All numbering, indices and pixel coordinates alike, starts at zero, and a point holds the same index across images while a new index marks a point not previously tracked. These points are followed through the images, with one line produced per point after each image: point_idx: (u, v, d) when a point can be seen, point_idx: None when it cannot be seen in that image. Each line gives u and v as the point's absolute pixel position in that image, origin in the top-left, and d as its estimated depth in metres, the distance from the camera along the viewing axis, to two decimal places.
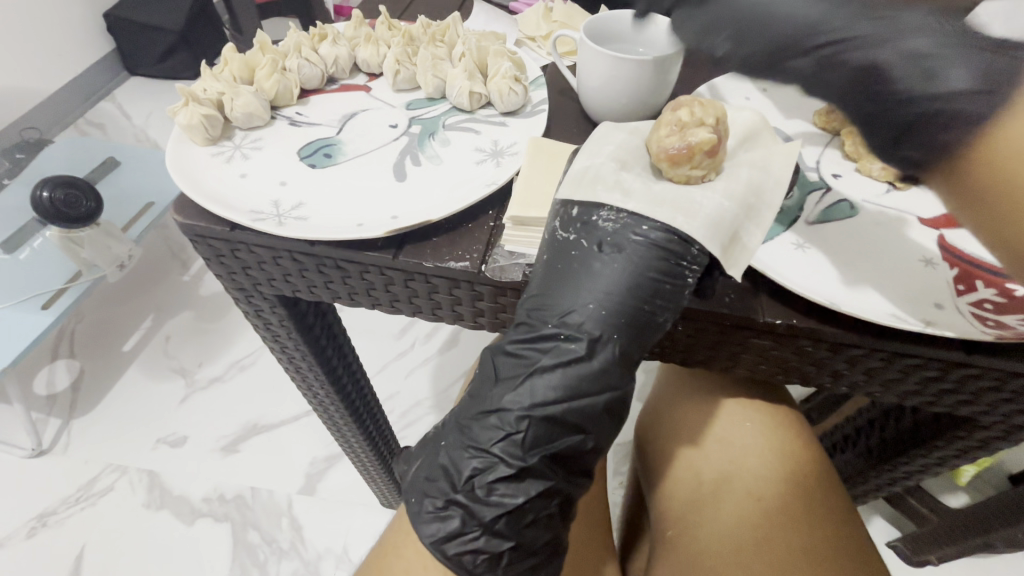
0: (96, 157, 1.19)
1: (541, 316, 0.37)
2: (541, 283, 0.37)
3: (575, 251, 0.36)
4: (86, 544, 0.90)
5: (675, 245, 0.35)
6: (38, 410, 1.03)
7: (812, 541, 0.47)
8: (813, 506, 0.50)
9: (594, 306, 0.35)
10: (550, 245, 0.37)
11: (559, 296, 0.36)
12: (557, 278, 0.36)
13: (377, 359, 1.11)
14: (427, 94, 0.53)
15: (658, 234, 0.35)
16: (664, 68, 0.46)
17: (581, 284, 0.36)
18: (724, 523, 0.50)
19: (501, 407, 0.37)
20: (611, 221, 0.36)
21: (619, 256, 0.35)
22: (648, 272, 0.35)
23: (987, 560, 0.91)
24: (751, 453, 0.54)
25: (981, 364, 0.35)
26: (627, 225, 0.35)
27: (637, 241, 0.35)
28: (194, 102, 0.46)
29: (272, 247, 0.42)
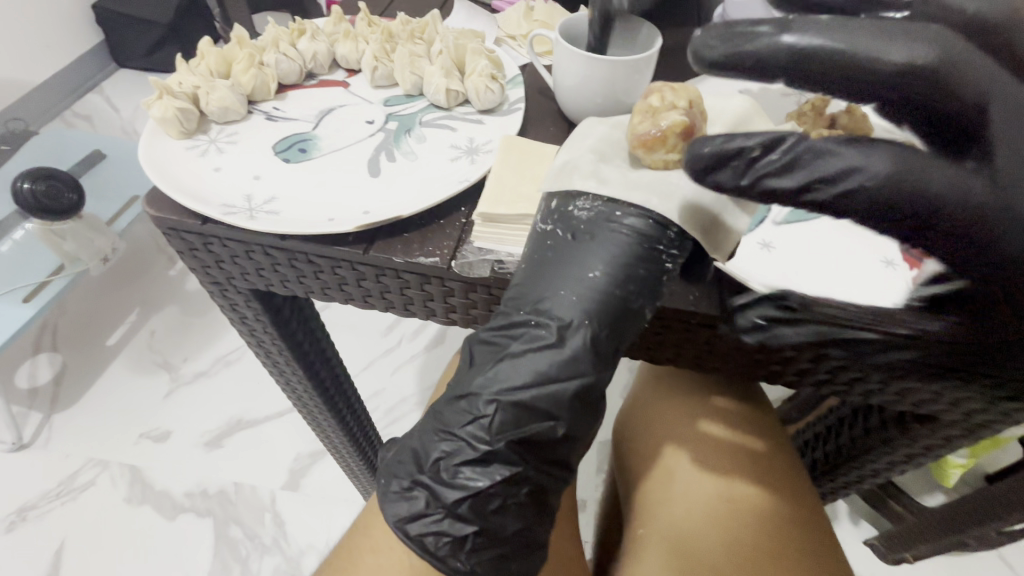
0: (80, 149, 1.18)
1: (517, 303, 0.37)
2: (522, 274, 0.37)
3: (551, 242, 0.37)
4: (66, 539, 0.89)
5: (649, 228, 0.35)
6: (19, 404, 1.03)
7: (776, 542, 0.47)
8: (783, 501, 0.50)
9: (565, 291, 0.36)
10: (532, 235, 0.38)
11: (535, 283, 0.37)
12: (534, 265, 0.37)
13: (362, 356, 1.11)
14: (404, 91, 0.53)
15: (633, 221, 0.35)
16: (637, 69, 0.46)
17: (557, 273, 0.36)
18: (691, 523, 0.50)
19: (472, 391, 0.37)
20: (589, 209, 0.36)
21: (593, 243, 0.36)
22: (619, 259, 0.35)
23: (961, 558, 0.93)
24: (721, 451, 0.54)
25: (937, 362, 0.36)
26: (601, 213, 0.36)
27: (613, 229, 0.35)
28: (168, 95, 0.46)
29: (243, 241, 0.42)
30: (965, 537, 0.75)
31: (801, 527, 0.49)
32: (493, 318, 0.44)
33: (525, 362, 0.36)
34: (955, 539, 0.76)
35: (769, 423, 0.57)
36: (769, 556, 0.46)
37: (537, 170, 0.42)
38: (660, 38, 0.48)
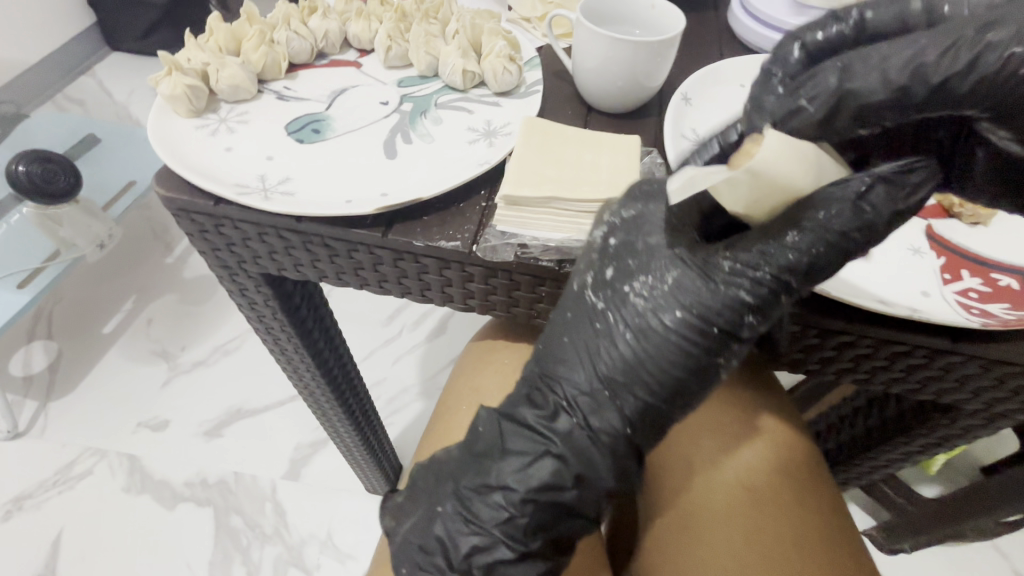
0: (76, 133, 1.16)
1: (553, 388, 0.35)
2: (562, 353, 0.35)
3: (598, 323, 0.33)
4: (64, 529, 0.88)
5: (705, 340, 0.31)
6: (13, 392, 1.01)
7: (797, 553, 0.46)
8: (810, 532, 0.48)
9: (604, 386, 0.33)
10: (576, 305, 0.35)
11: (575, 364, 0.34)
12: (578, 340, 0.34)
13: (363, 345, 1.10)
14: (419, 72, 0.52)
15: (691, 323, 0.31)
16: (659, 52, 0.45)
17: (601, 363, 0.33)
18: (711, 525, 0.48)
19: (506, 485, 0.34)
20: (646, 300, 0.32)
21: (643, 342, 0.32)
22: (665, 369, 0.32)
23: (957, 549, 0.93)
24: (743, 453, 0.52)
25: (966, 353, 0.35)
26: (658, 304, 0.32)
27: (665, 329, 0.32)
28: (178, 71, 0.45)
29: (256, 222, 0.41)
30: (965, 528, 0.75)
31: (822, 539, 0.47)
32: (512, 305, 0.43)
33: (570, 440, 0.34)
34: (956, 530, 0.77)
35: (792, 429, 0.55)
36: (789, 563, 0.45)
37: (559, 152, 0.41)
38: (685, 19, 0.47)
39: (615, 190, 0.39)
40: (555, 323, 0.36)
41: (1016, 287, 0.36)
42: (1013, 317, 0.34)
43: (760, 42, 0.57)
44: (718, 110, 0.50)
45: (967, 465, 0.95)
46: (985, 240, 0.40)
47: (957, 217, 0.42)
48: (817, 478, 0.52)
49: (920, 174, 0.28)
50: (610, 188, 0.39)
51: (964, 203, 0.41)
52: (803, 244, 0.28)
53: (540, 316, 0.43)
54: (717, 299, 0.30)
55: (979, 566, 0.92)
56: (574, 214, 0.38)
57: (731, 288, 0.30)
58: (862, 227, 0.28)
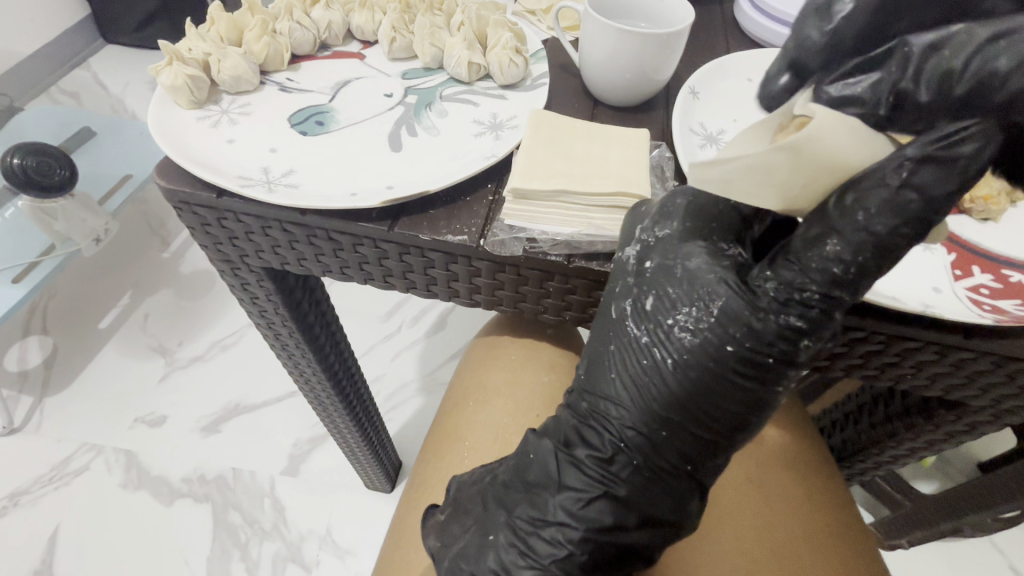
0: (70, 126, 1.14)
1: (603, 424, 0.35)
2: (610, 390, 0.34)
3: (647, 359, 0.32)
4: (60, 525, 0.88)
5: (760, 375, 0.30)
6: (9, 387, 1.00)
7: (808, 555, 0.45)
8: (837, 541, 0.47)
9: (654, 421, 0.33)
10: (619, 336, 0.34)
11: (623, 400, 0.34)
12: (623, 375, 0.34)
13: (362, 341, 1.09)
14: (423, 64, 0.51)
15: (745, 355, 0.30)
16: (668, 45, 0.44)
17: (650, 399, 0.33)
18: (720, 522, 0.47)
19: (561, 521, 0.35)
20: (692, 335, 0.31)
21: (692, 378, 0.31)
22: (719, 403, 0.31)
23: (954, 544, 0.94)
24: (752, 453, 0.52)
25: (976, 349, 0.35)
26: (711, 339, 0.30)
27: (717, 366, 0.30)
28: (178, 61, 0.44)
29: (260, 215, 0.40)
30: (963, 523, 0.76)
31: (833, 540, 0.47)
32: (519, 300, 0.43)
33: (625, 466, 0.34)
34: (954, 525, 0.77)
35: (803, 435, 0.55)
36: (799, 564, 0.45)
37: (568, 146, 0.41)
38: (694, 12, 0.46)
39: (625, 184, 0.38)
40: (598, 350, 0.36)
41: None
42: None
43: (747, 23, 0.58)
44: (725, 104, 0.50)
45: (964, 460, 0.96)
46: (992, 236, 0.40)
47: (967, 213, 0.42)
48: (829, 483, 0.52)
49: (975, 142, 0.23)
50: (619, 182, 0.38)
51: (975, 199, 0.41)
52: (843, 251, 0.26)
53: (548, 312, 0.43)
54: (772, 330, 0.29)
55: (976, 561, 0.92)
56: (580, 208, 0.38)
57: (781, 317, 0.29)
58: (911, 220, 0.25)
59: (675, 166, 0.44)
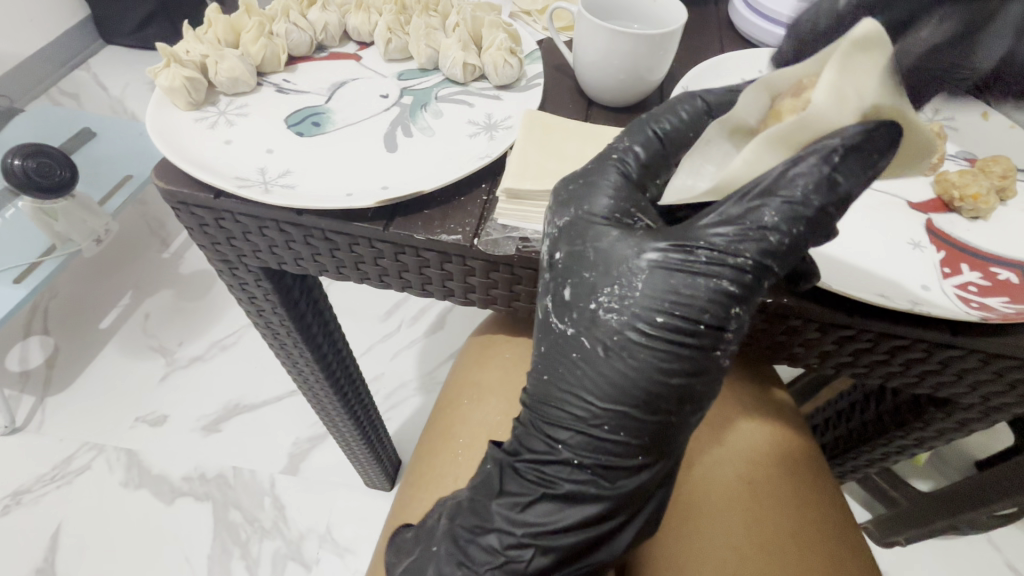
0: (70, 127, 1.15)
1: (545, 421, 0.35)
2: (543, 387, 0.35)
3: (574, 351, 0.33)
4: (62, 523, 0.88)
5: (693, 337, 0.31)
6: (11, 387, 1.01)
7: (784, 563, 0.45)
8: (806, 516, 0.49)
9: (599, 406, 0.33)
10: (550, 331, 0.35)
11: (559, 396, 0.34)
12: (553, 373, 0.34)
13: (362, 340, 1.10)
14: (419, 64, 0.51)
15: (677, 327, 0.31)
16: (661, 45, 0.45)
17: (583, 387, 0.33)
18: (703, 526, 0.47)
19: (528, 522, 0.36)
20: (616, 313, 0.32)
21: (623, 356, 0.32)
22: (652, 369, 0.32)
23: (951, 542, 0.94)
24: (743, 458, 0.52)
25: (965, 346, 0.35)
26: (636, 316, 0.32)
27: (647, 343, 0.31)
28: (176, 63, 0.45)
29: (256, 215, 0.40)
30: (959, 520, 0.76)
31: (814, 551, 0.46)
32: (513, 299, 0.43)
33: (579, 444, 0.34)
34: (948, 522, 0.77)
35: (800, 445, 0.54)
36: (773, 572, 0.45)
37: (561, 146, 0.41)
38: (686, 13, 0.47)
39: None
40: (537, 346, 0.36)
41: (1015, 281, 0.37)
42: (1012, 310, 0.34)
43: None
44: None
45: (960, 458, 0.96)
46: (982, 235, 0.41)
47: (957, 211, 0.42)
48: (821, 494, 0.51)
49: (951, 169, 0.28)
50: None
51: (964, 197, 0.41)
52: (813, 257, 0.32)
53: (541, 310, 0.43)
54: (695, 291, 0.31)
55: (972, 558, 0.92)
56: None
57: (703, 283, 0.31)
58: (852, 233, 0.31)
59: None
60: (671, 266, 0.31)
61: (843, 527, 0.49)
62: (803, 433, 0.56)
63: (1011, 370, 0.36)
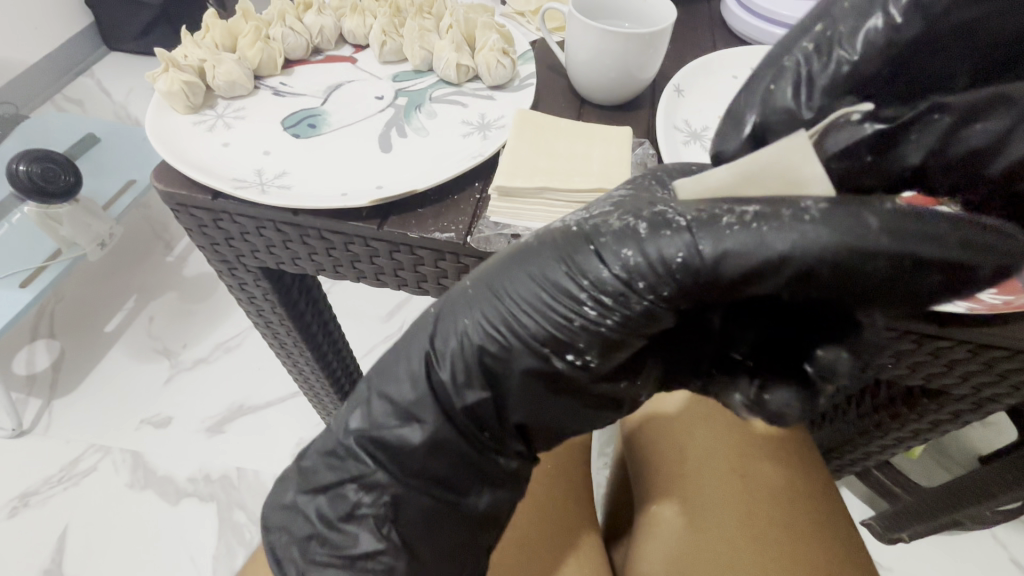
0: (74, 133, 1.16)
1: (482, 314, 0.33)
2: (495, 277, 0.34)
3: (553, 252, 0.32)
4: (69, 525, 0.89)
5: (594, 315, 0.31)
6: (19, 390, 1.02)
7: (776, 561, 0.45)
8: (802, 513, 0.49)
9: (492, 353, 0.33)
10: (479, 273, 0.34)
11: (513, 299, 0.32)
12: (524, 272, 0.33)
13: (363, 342, 1.10)
14: (413, 66, 0.52)
15: (636, 268, 0.30)
16: (652, 44, 0.45)
17: (528, 288, 0.32)
18: (699, 527, 0.48)
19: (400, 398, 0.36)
20: (545, 270, 0.32)
21: (534, 317, 0.32)
22: (548, 345, 0.32)
23: (955, 538, 0.94)
24: (738, 454, 0.52)
25: (954, 337, 0.36)
26: (625, 234, 0.31)
27: (614, 260, 0.30)
28: (174, 68, 0.46)
29: (253, 215, 0.41)
30: (961, 515, 0.76)
31: (808, 549, 0.46)
32: None
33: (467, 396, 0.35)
34: (950, 518, 0.77)
35: (799, 446, 0.54)
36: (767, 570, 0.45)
37: (552, 144, 0.42)
38: (676, 12, 0.47)
39: (606, 181, 0.39)
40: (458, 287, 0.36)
41: None
42: (1000, 301, 0.34)
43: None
44: (711, 102, 0.51)
45: (964, 454, 0.95)
46: None
47: None
48: (819, 494, 0.51)
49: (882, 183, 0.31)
50: (601, 179, 0.39)
51: None
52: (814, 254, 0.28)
53: None
54: (725, 269, 0.28)
55: (977, 554, 0.92)
56: (563, 206, 0.39)
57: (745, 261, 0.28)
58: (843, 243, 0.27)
59: (659, 163, 0.45)
60: (722, 244, 0.28)
61: (840, 527, 0.49)
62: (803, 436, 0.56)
63: (998, 361, 0.37)
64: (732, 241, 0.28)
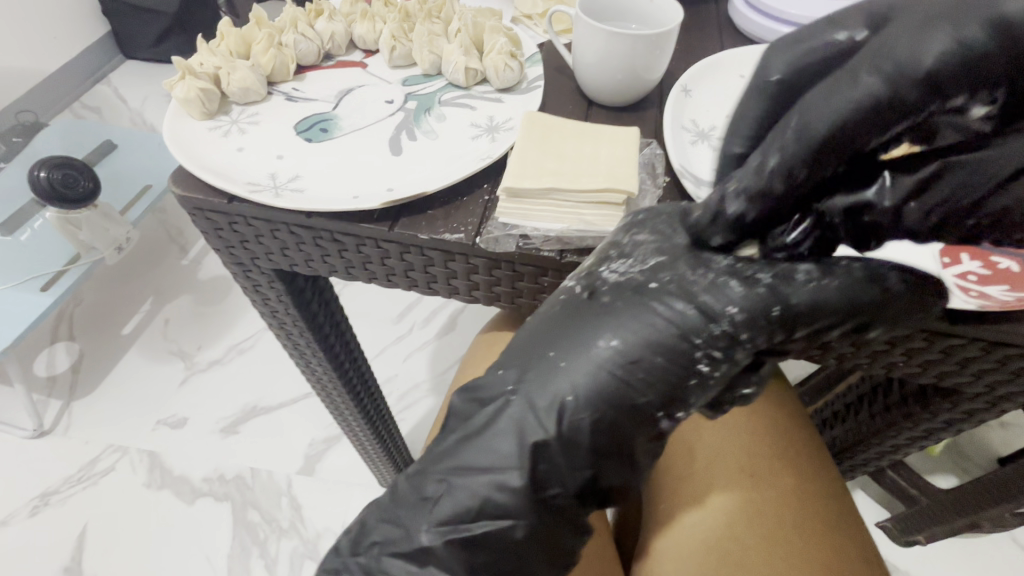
0: (92, 139, 1.19)
1: (550, 370, 0.33)
2: (562, 326, 0.33)
3: (618, 300, 0.33)
4: (89, 524, 0.91)
5: (707, 370, 0.32)
6: (39, 392, 1.04)
7: (796, 551, 0.46)
8: (817, 504, 0.49)
9: (593, 413, 0.32)
10: (554, 335, 0.33)
11: (595, 350, 0.32)
12: (614, 323, 0.33)
13: (375, 343, 1.12)
14: (423, 70, 0.53)
15: (742, 314, 0.31)
16: (657, 45, 0.46)
17: (613, 334, 0.32)
18: (709, 524, 0.48)
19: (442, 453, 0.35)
20: (641, 324, 0.32)
21: (647, 378, 0.32)
22: (663, 407, 0.32)
23: (974, 541, 0.92)
24: (764, 451, 0.53)
25: (966, 334, 0.36)
26: (713, 289, 0.32)
27: (696, 313, 0.32)
28: (190, 76, 0.47)
29: (268, 219, 0.42)
30: (979, 518, 0.74)
31: (827, 540, 0.47)
32: (517, 296, 0.44)
33: (494, 430, 0.33)
34: (970, 520, 0.76)
35: (818, 446, 0.55)
36: (786, 556, 0.45)
37: (560, 145, 0.42)
38: (682, 12, 0.48)
39: (613, 180, 0.39)
40: (534, 339, 0.34)
41: (1016, 270, 0.36)
42: (1012, 297, 0.34)
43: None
44: (721, 100, 0.51)
45: (982, 455, 0.94)
46: None
47: None
48: (837, 491, 0.51)
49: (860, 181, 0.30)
50: (608, 178, 0.39)
51: None
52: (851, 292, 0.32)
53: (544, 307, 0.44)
54: (820, 314, 0.32)
55: (998, 558, 0.90)
56: (571, 205, 0.39)
57: (833, 308, 0.32)
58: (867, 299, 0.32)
59: (666, 162, 0.45)
60: (807, 295, 0.32)
61: (857, 521, 0.50)
62: (814, 434, 0.57)
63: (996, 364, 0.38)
64: (822, 291, 0.32)
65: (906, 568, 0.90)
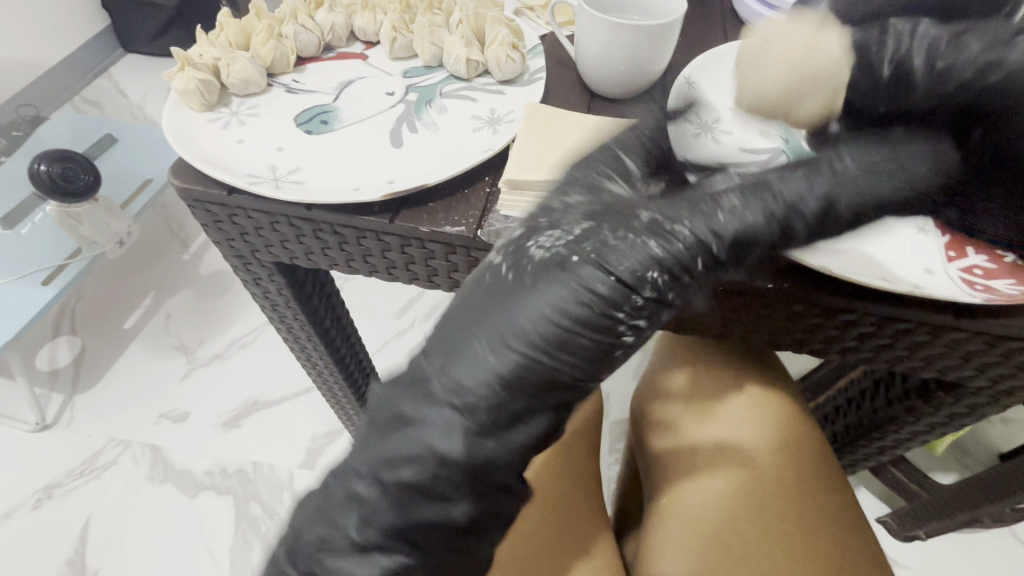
0: (93, 133, 1.18)
1: (456, 348, 0.30)
2: (480, 300, 0.30)
3: (535, 265, 0.30)
4: (92, 516, 0.91)
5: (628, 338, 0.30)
6: (42, 385, 1.05)
7: (758, 520, 0.47)
8: (792, 476, 0.50)
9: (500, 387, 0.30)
10: (469, 301, 0.31)
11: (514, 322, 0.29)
12: (534, 293, 0.30)
13: (376, 337, 1.12)
14: (424, 62, 0.52)
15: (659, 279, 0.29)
16: (662, 36, 0.45)
17: (522, 302, 0.30)
18: (705, 512, 0.48)
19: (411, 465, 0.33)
20: (561, 295, 0.29)
21: (557, 348, 0.29)
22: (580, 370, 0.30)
23: (973, 537, 0.92)
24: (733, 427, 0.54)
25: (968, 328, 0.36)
26: (634, 252, 0.30)
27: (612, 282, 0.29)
28: (190, 67, 0.47)
29: (268, 211, 0.42)
30: (981, 514, 0.74)
31: (790, 509, 0.48)
32: None
33: None
34: (969, 515, 0.76)
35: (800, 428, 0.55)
36: (756, 532, 0.46)
37: (562, 138, 0.42)
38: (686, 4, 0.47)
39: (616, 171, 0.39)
40: (450, 319, 0.31)
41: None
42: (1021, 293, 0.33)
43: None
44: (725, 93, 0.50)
45: (984, 452, 0.93)
46: None
47: None
48: (813, 468, 0.52)
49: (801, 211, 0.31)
50: None
51: None
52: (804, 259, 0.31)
53: None
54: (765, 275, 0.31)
55: (998, 554, 0.90)
56: None
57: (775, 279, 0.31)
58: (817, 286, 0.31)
59: None
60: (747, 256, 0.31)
61: (830, 498, 0.50)
62: (807, 424, 0.56)
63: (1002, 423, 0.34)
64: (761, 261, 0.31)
65: (906, 564, 0.90)
